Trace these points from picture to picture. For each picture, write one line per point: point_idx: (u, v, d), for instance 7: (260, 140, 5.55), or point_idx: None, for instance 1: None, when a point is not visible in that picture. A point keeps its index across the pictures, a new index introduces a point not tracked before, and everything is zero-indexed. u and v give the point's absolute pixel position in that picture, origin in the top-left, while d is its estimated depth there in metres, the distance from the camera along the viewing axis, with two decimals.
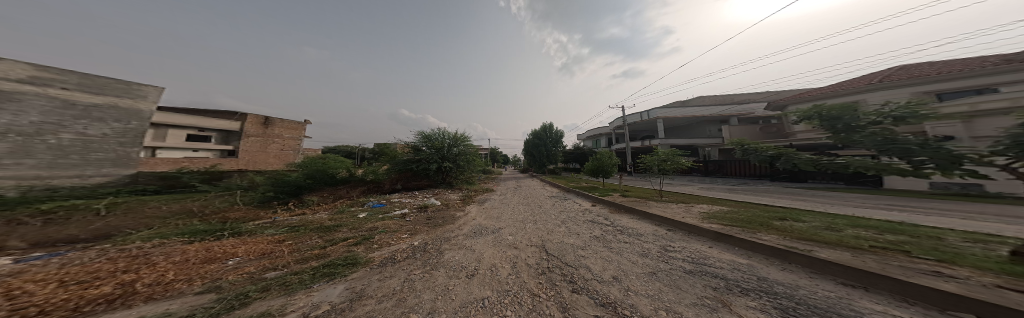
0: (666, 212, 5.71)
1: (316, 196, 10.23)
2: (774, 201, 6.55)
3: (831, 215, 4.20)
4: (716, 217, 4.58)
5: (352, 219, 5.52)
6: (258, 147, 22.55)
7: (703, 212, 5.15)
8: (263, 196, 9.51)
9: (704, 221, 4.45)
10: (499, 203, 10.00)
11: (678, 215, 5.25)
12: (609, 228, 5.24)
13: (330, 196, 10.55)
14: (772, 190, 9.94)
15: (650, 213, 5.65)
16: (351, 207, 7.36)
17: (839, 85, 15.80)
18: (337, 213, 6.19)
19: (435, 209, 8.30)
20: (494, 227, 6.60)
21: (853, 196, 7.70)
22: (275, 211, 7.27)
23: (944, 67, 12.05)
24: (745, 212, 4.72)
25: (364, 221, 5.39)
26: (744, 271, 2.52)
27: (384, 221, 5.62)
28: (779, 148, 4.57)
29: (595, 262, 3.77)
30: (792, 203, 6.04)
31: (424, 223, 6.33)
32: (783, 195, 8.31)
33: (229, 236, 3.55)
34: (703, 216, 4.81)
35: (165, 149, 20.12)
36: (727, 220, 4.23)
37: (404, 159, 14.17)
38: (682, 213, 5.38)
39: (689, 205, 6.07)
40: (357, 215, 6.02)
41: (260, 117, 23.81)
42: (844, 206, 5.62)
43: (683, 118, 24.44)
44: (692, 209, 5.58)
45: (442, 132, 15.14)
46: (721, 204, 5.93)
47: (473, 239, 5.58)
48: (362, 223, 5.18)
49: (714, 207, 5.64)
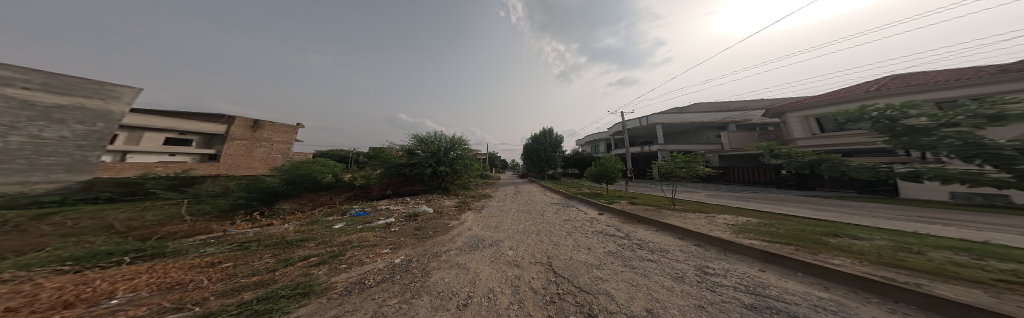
0: (687, 223, 5.05)
1: (293, 203, 9.28)
2: (798, 212, 5.95)
3: (886, 232, 3.59)
4: (751, 231, 3.95)
5: (326, 230, 4.68)
6: (243, 150, 21.37)
7: (730, 224, 4.53)
8: (233, 204, 8.53)
9: (739, 236, 3.79)
10: (498, 211, 9.21)
11: (703, 227, 4.59)
12: (625, 241, 4.58)
13: (309, 203, 9.61)
14: (786, 198, 9.38)
15: (669, 224, 5.02)
16: (329, 216, 6.48)
17: (835, 93, 15.89)
18: (311, 223, 5.35)
19: (427, 217, 7.47)
20: (492, 239, 5.80)
21: (875, 206, 7.20)
22: (237, 222, 6.34)
23: (940, 76, 12.14)
24: (781, 226, 4.09)
25: (338, 233, 4.55)
26: (834, 311, 1.78)
27: (364, 233, 4.80)
28: (818, 154, 3.90)
29: (617, 287, 3.05)
30: (818, 215, 5.49)
31: (411, 235, 5.50)
32: (804, 205, 7.68)
33: (138, 261, 2.68)
34: (736, 229, 4.14)
35: (138, 153, 18.77)
36: (771, 235, 3.56)
37: (397, 163, 13.32)
38: (707, 224, 4.74)
39: (709, 215, 5.45)
40: (333, 225, 5.17)
41: (248, 120, 22.75)
42: (877, 219, 5.08)
43: (682, 124, 24.32)
44: (716, 220, 4.94)
45: (439, 135, 14.50)
46: (746, 215, 5.30)
47: (466, 254, 4.77)
48: (335, 236, 4.34)
49: (739, 217, 5.02)
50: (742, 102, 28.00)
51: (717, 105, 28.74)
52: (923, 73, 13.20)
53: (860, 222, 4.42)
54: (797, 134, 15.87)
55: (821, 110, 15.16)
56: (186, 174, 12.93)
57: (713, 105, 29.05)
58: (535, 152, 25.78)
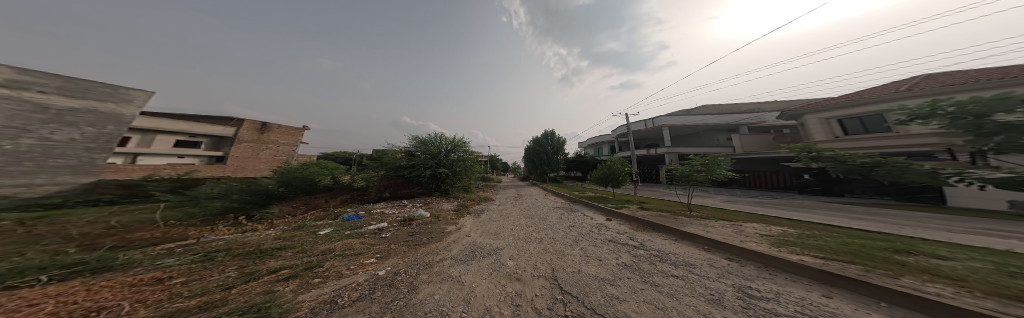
0: (710, 231, 4.50)
1: (287, 206, 9.04)
2: (837, 222, 5.26)
3: (974, 252, 3.06)
4: (795, 244, 3.43)
5: (310, 237, 4.30)
6: (250, 153, 21.60)
7: (765, 235, 3.94)
8: (224, 207, 8.25)
9: (781, 249, 3.27)
10: (498, 215, 8.71)
11: (732, 236, 4.03)
12: (641, 252, 4.04)
13: (303, 206, 9.36)
14: (812, 205, 8.61)
15: (690, 233, 4.46)
16: (318, 221, 6.11)
17: (858, 94, 15.03)
18: (295, 229, 4.98)
19: (422, 222, 7.03)
20: (491, 248, 5.30)
21: (920, 216, 6.43)
22: (223, 228, 6.37)
23: (977, 75, 11.29)
24: (828, 239, 3.58)
25: (323, 241, 4.17)
26: None
27: (351, 240, 4.42)
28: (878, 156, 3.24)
29: (640, 311, 2.51)
30: (864, 226, 4.79)
31: (402, 242, 5.05)
32: (835, 213, 6.94)
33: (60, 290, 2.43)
34: (777, 241, 3.64)
35: (148, 155, 19.10)
36: (820, 250, 3.11)
37: (395, 164, 12.99)
38: (736, 235, 4.13)
39: (735, 224, 4.85)
40: (318, 231, 4.79)
41: (255, 123, 23.02)
42: (933, 231, 4.46)
43: (690, 126, 23.52)
44: (744, 230, 4.34)
45: (439, 136, 14.23)
46: (777, 224, 4.69)
47: (461, 265, 4.31)
48: (317, 244, 3.95)
49: (773, 227, 4.44)
50: (753, 104, 27.07)
51: (727, 107, 27.85)
52: (956, 72, 12.33)
53: (930, 238, 3.80)
54: (818, 137, 15.00)
55: (842, 111, 14.32)
56: (189, 176, 13.00)
57: (722, 107, 28.18)
58: (536, 154, 25.41)
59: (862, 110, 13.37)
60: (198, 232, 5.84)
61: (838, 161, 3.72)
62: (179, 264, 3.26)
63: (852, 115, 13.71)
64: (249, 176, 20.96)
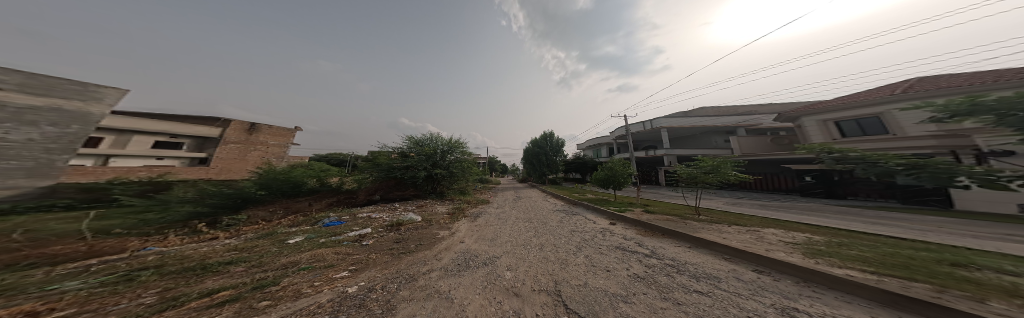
0: (725, 237, 4.29)
1: (262, 211, 8.33)
2: (856, 229, 4.97)
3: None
4: (830, 254, 3.56)
5: (277, 248, 4.13)
6: (236, 154, 20.59)
7: (794, 245, 3.88)
8: (189, 212, 7.48)
9: (815, 260, 3.38)
10: (496, 219, 8.24)
11: (754, 245, 3.92)
12: (654, 261, 3.62)
13: (282, 211, 8.67)
14: (818, 209, 8.37)
15: (707, 241, 4.19)
16: (288, 231, 5.52)
17: (853, 97, 15.14)
18: (267, 236, 4.97)
19: (413, 226, 6.47)
20: (487, 256, 4.79)
21: (933, 220, 6.22)
22: (192, 240, 5.77)
23: (971, 78, 11.51)
24: (871, 258, 3.39)
25: (288, 251, 3.95)
26: None
27: (324, 249, 4.10)
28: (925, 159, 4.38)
29: None
30: (886, 232, 4.56)
31: (386, 250, 4.53)
32: (845, 217, 6.71)
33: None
34: (807, 250, 3.68)
35: (122, 157, 17.93)
36: (864, 261, 3.33)
37: (387, 165, 12.33)
38: (762, 244, 3.91)
39: (753, 230, 4.66)
40: (289, 240, 4.53)
41: (243, 123, 21.99)
42: (958, 238, 4.23)
43: (689, 128, 23.47)
44: (771, 240, 4.11)
45: (435, 137, 13.69)
46: (800, 231, 4.50)
47: (452, 277, 3.78)
48: (278, 257, 3.75)
49: (801, 234, 4.40)
50: (749, 107, 27.29)
51: (723, 110, 28.06)
52: (950, 75, 12.56)
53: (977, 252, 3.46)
54: (816, 139, 14.76)
55: (839, 113, 14.21)
56: (164, 178, 12.15)
57: (719, 110, 28.37)
58: (535, 155, 24.93)
59: (861, 112, 13.30)
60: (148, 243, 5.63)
61: (869, 164, 4.84)
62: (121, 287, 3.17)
63: (850, 117, 13.64)
64: (234, 178, 20.05)
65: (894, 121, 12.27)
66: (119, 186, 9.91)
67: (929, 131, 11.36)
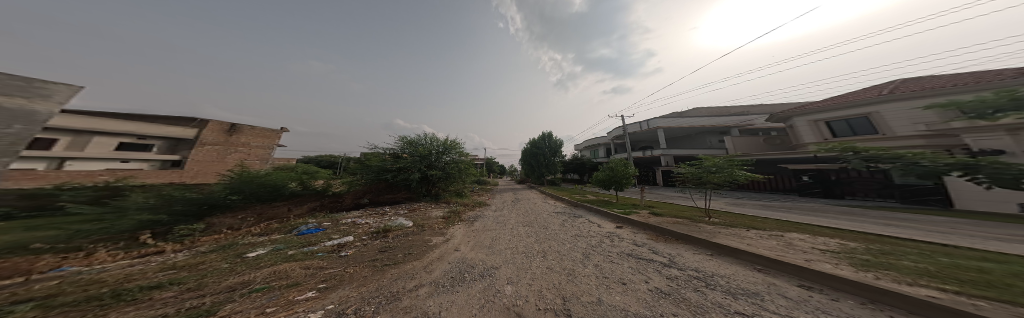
0: (751, 245, 4.41)
1: (229, 218, 7.51)
2: (878, 236, 4.81)
3: None
4: (885, 267, 3.62)
5: (243, 261, 3.96)
6: (214, 156, 19.25)
7: (830, 254, 4.04)
8: (143, 222, 6.59)
9: (872, 275, 3.41)
10: (495, 222, 7.77)
11: (791, 255, 4.02)
12: (682, 272, 3.51)
13: (254, 219, 7.86)
14: (821, 209, 8.24)
15: (736, 251, 4.27)
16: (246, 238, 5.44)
17: (841, 98, 15.44)
18: (218, 249, 4.83)
19: (403, 233, 5.88)
20: (485, 266, 4.26)
21: (938, 220, 6.15)
22: (148, 258, 5.07)
23: (954, 80, 11.86)
24: (896, 258, 3.89)
25: (245, 266, 3.74)
26: None
27: (286, 264, 3.73)
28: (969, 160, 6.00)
29: None
30: (916, 239, 4.52)
31: (370, 261, 3.96)
32: (853, 218, 6.56)
33: None
34: (853, 261, 3.80)
35: (81, 160, 16.36)
36: (932, 276, 3.36)
37: (377, 167, 11.64)
38: (796, 252, 4.13)
39: (777, 235, 4.95)
40: (245, 254, 4.34)
41: (224, 124, 20.71)
42: (982, 248, 4.11)
43: (684, 129, 23.66)
44: (801, 245, 4.41)
45: (430, 137, 13.08)
46: (812, 233, 5.04)
47: (443, 294, 3.28)
48: (234, 271, 3.60)
49: (835, 241, 4.63)
50: (741, 107, 27.86)
51: (717, 110, 28.54)
52: (932, 77, 12.96)
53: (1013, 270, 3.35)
54: (806, 138, 14.68)
55: (828, 114, 14.29)
56: (124, 182, 11.02)
57: (713, 110, 28.82)
58: (534, 156, 24.49)
59: (850, 112, 13.52)
60: (66, 262, 4.98)
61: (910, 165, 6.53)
62: (82, 307, 3.04)
63: (839, 117, 13.84)
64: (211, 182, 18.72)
65: (881, 121, 12.47)
66: (69, 193, 8.82)
67: (917, 130, 11.53)
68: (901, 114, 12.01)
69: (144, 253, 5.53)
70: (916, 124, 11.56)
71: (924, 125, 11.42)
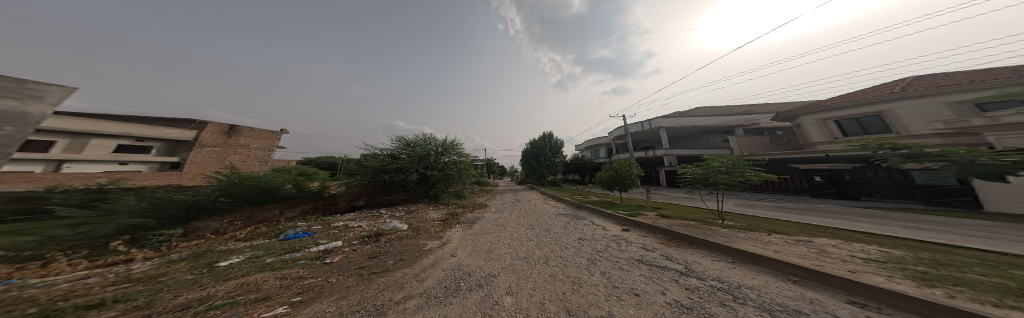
0: (781, 253, 4.10)
1: (215, 222, 7.21)
2: (914, 242, 4.45)
3: None
4: (952, 282, 3.22)
5: (221, 271, 3.67)
6: (212, 158, 19.00)
7: (874, 264, 3.70)
8: (124, 226, 6.29)
9: (942, 292, 3.02)
10: (494, 225, 7.44)
11: (832, 264, 3.70)
12: (710, 283, 3.19)
13: (241, 222, 7.55)
14: (837, 211, 7.84)
15: (767, 260, 3.92)
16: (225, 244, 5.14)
17: (850, 96, 15.01)
18: (196, 256, 4.58)
19: (396, 237, 5.57)
20: (482, 274, 3.92)
21: (966, 223, 5.78)
22: (126, 266, 4.78)
23: (971, 76, 11.45)
24: (952, 267, 3.55)
25: (222, 277, 3.46)
26: None
27: (260, 274, 3.44)
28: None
29: None
30: (967, 246, 4.15)
31: (355, 269, 3.66)
32: (876, 221, 6.19)
33: None
34: (910, 274, 3.41)
35: (77, 162, 16.19)
36: (1010, 293, 2.97)
37: (374, 168, 11.35)
38: (834, 260, 3.84)
39: (806, 240, 4.70)
40: (218, 262, 4.10)
41: (223, 125, 20.55)
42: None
43: (688, 128, 23.23)
44: (837, 251, 4.18)
45: (429, 138, 12.79)
46: (837, 236, 4.86)
47: (433, 308, 2.97)
48: (208, 284, 3.30)
49: (876, 248, 4.27)
50: (744, 106, 27.45)
51: (720, 110, 28.09)
52: (947, 74, 12.56)
53: None
54: (815, 138, 14.11)
55: (836, 112, 13.71)
56: (118, 184, 10.84)
57: (716, 110, 28.39)
58: (534, 157, 24.14)
59: (860, 111, 12.96)
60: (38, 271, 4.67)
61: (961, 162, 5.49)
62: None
63: (849, 115, 13.25)
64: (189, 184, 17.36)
65: (894, 120, 11.97)
66: (59, 195, 8.60)
67: (933, 129, 11.03)
68: (914, 113, 11.58)
69: (110, 261, 5.33)
70: (932, 123, 11.08)
71: (940, 123, 10.92)
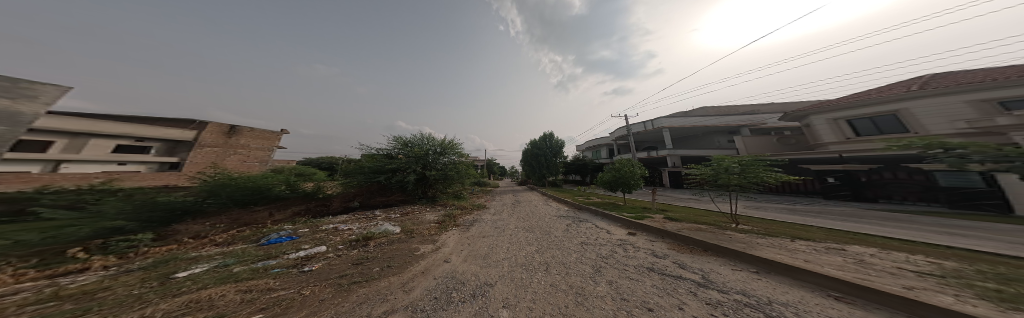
0: (813, 263, 3.72)
1: (197, 225, 7.00)
2: (959, 252, 4.03)
3: None
4: None
5: (195, 281, 3.36)
6: (212, 158, 18.92)
7: (924, 277, 3.30)
8: (105, 228, 6.03)
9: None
10: (493, 227, 7.11)
11: (878, 278, 3.29)
12: (738, 298, 2.82)
13: (226, 225, 7.32)
14: (855, 214, 7.40)
15: (806, 275, 3.48)
16: (194, 251, 5.17)
17: (864, 94, 14.47)
18: (149, 266, 4.31)
19: (387, 240, 5.26)
20: (478, 282, 3.57)
21: (1004, 229, 5.31)
22: (98, 272, 4.50)
23: (993, 74, 10.94)
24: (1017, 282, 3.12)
25: (194, 289, 3.14)
26: None
27: (204, 288, 3.17)
28: None
29: None
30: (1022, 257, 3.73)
31: (337, 279, 3.35)
32: (902, 225, 5.78)
33: None
34: (983, 293, 2.97)
35: (76, 162, 16.12)
36: None
37: (370, 169, 11.07)
38: (876, 273, 3.44)
39: (840, 249, 4.29)
40: (174, 273, 3.86)
41: (222, 125, 20.43)
42: None
43: (692, 128, 22.77)
44: (886, 264, 3.74)
45: (427, 138, 12.48)
46: (872, 245, 4.43)
47: None
48: (178, 297, 2.99)
49: (923, 259, 3.86)
50: (750, 106, 26.88)
51: (725, 110, 27.58)
52: (966, 71, 12.05)
53: None
54: (826, 138, 13.66)
55: (847, 111, 13.25)
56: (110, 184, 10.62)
57: (720, 110, 27.86)
58: (535, 157, 23.75)
59: (874, 110, 12.46)
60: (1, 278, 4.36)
61: None
62: None
63: (863, 114, 12.73)
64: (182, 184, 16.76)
65: (912, 119, 11.47)
66: (48, 196, 8.42)
67: (954, 128, 10.53)
68: (932, 112, 11.09)
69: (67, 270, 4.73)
70: (953, 122, 10.56)
71: (962, 122, 10.42)
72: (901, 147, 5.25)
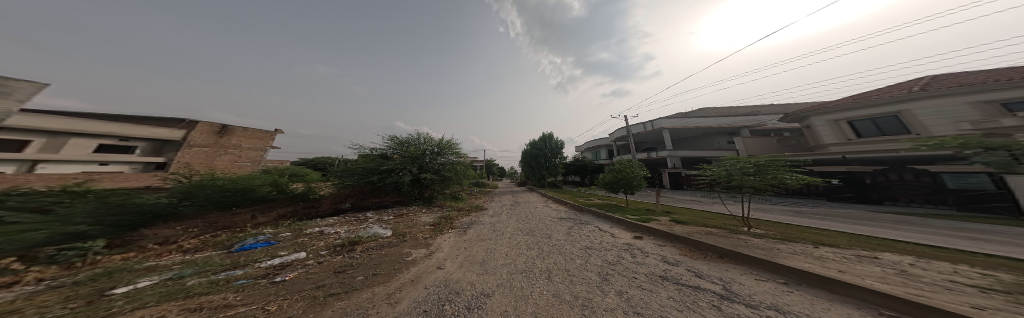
0: (850, 274, 3.37)
1: (171, 229, 6.77)
2: (998, 260, 3.74)
3: None
4: None
5: (155, 294, 2.96)
6: (202, 158, 18.25)
7: (982, 290, 2.89)
8: None
9: None
10: (491, 230, 6.76)
11: (929, 292, 2.86)
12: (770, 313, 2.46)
13: (194, 229, 7.10)
14: (865, 217, 7.17)
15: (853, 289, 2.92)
16: (148, 261, 4.68)
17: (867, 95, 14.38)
18: (91, 280, 3.76)
19: (377, 244, 4.90)
20: (475, 292, 3.23)
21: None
22: (51, 281, 4.07)
23: (992, 75, 10.95)
24: None
25: (148, 302, 2.74)
26: None
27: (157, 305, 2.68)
28: None
29: None
30: None
31: (315, 292, 2.94)
32: (921, 229, 5.52)
33: None
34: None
35: (54, 162, 15.39)
36: None
37: (364, 169, 10.65)
38: (930, 287, 2.96)
39: (876, 259, 3.94)
40: (110, 290, 3.30)
41: (212, 125, 19.84)
42: None
43: (691, 129, 22.69)
44: (930, 275, 3.38)
45: (424, 137, 12.13)
46: (907, 253, 4.13)
47: None
48: (129, 309, 2.61)
49: (972, 270, 3.48)
50: (749, 108, 26.93)
51: (724, 111, 27.64)
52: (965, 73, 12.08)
53: None
54: (827, 139, 13.76)
55: (848, 112, 13.33)
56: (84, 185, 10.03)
57: (720, 111, 27.91)
58: (534, 158, 23.45)
59: (876, 111, 12.45)
60: None
61: None
62: None
63: (865, 115, 12.74)
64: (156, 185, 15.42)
65: (914, 120, 11.41)
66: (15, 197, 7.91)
67: (958, 130, 10.39)
68: (934, 113, 11.01)
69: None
70: (957, 123, 10.40)
71: (966, 124, 10.21)
72: (925, 147, 4.98)
